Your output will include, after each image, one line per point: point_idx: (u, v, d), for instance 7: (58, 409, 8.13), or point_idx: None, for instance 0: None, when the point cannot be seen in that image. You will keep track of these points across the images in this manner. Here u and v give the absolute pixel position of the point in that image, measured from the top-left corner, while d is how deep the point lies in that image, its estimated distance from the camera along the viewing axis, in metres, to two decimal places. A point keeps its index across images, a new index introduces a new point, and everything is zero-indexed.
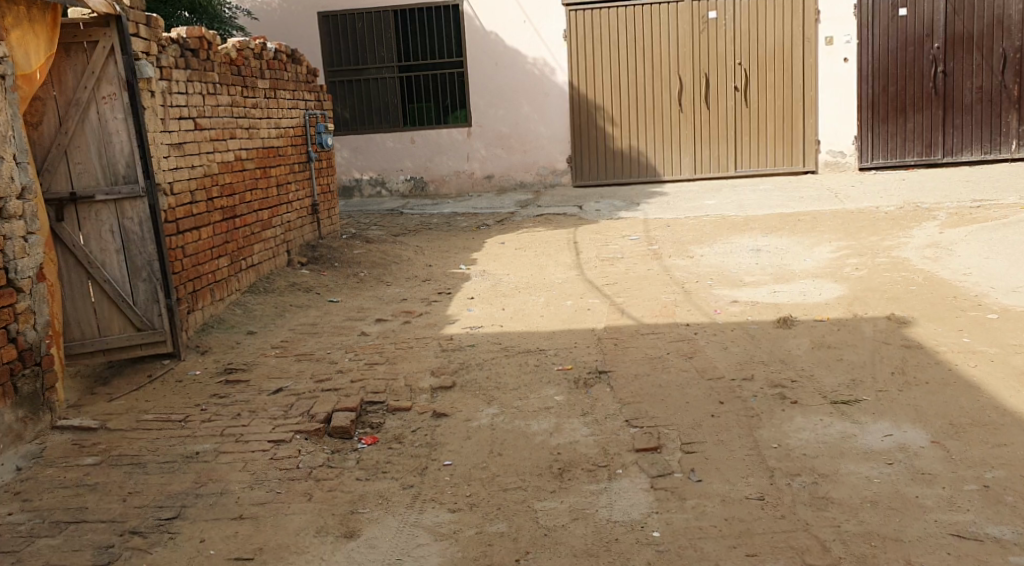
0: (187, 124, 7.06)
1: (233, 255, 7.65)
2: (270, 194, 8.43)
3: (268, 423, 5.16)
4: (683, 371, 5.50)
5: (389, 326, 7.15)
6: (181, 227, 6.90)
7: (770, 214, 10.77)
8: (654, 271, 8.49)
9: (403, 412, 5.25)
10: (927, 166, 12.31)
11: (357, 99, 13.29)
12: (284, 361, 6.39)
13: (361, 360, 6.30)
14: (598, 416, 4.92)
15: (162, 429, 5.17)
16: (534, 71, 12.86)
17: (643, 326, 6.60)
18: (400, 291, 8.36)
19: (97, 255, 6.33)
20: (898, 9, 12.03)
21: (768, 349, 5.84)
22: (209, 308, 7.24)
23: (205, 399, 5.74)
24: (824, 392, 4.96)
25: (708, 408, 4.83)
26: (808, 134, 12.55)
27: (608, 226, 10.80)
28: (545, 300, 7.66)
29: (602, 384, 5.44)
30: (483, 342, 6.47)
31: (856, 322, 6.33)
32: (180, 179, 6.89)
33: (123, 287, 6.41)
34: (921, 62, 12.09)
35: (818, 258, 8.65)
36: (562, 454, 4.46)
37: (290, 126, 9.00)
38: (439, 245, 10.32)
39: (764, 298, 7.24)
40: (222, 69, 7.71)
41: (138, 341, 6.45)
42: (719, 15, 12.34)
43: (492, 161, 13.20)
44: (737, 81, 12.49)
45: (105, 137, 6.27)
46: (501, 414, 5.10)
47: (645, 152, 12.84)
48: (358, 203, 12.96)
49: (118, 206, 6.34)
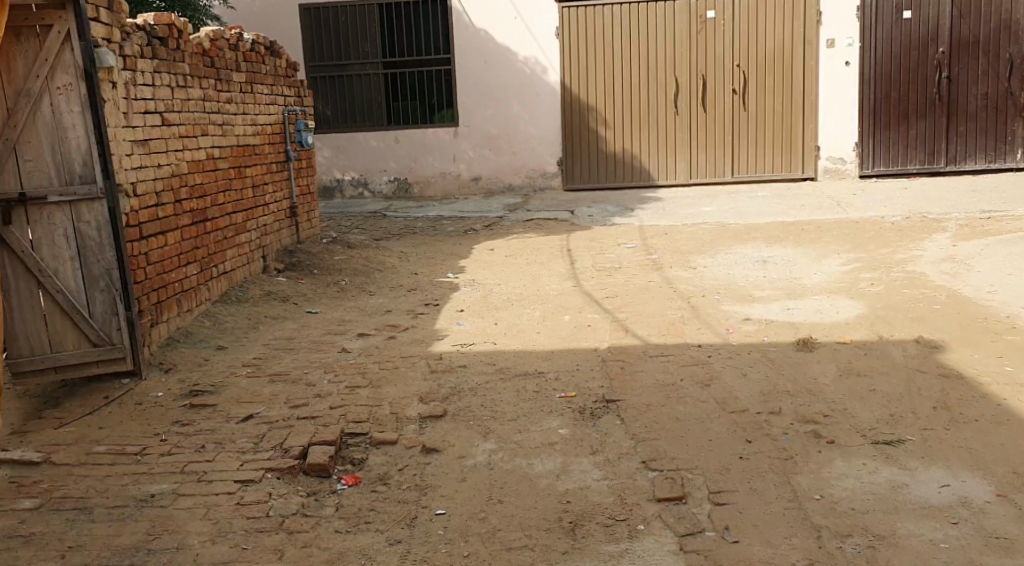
0: (153, 118, 6.43)
1: (202, 262, 7.03)
2: (245, 196, 7.81)
3: (236, 459, 4.56)
4: (701, 403, 4.93)
5: (373, 342, 6.55)
6: (145, 232, 6.27)
7: (773, 223, 10.24)
8: (655, 284, 7.93)
9: (389, 446, 4.65)
10: (930, 174, 11.83)
11: (339, 96, 12.68)
12: (257, 382, 5.78)
13: (342, 381, 5.69)
14: (609, 455, 4.35)
15: (114, 465, 4.56)
16: (524, 70, 12.29)
17: (650, 347, 6.03)
18: (384, 302, 7.76)
19: (48, 263, 5.72)
20: (903, 12, 11.54)
21: (792, 377, 5.29)
22: (175, 320, 6.62)
23: (165, 427, 5.13)
24: (864, 430, 4.41)
25: (734, 448, 4.28)
26: (808, 139, 12.03)
27: (602, 233, 10.23)
28: (541, 314, 7.07)
29: (612, 417, 4.86)
30: (476, 363, 5.88)
31: (883, 346, 5.78)
32: (144, 179, 6.26)
33: (78, 298, 5.80)
34: (926, 66, 11.60)
35: (829, 272, 8.11)
36: (572, 504, 3.91)
37: (267, 123, 8.37)
38: (424, 251, 9.72)
39: (778, 316, 6.68)
40: (194, 61, 7.08)
41: (94, 358, 5.84)
42: (717, 14, 11.81)
43: (479, 163, 12.61)
44: (735, 83, 11.96)
45: (59, 132, 5.63)
46: (498, 451, 4.52)
47: (638, 155, 12.29)
48: (339, 205, 12.36)
49: (73, 208, 5.72)
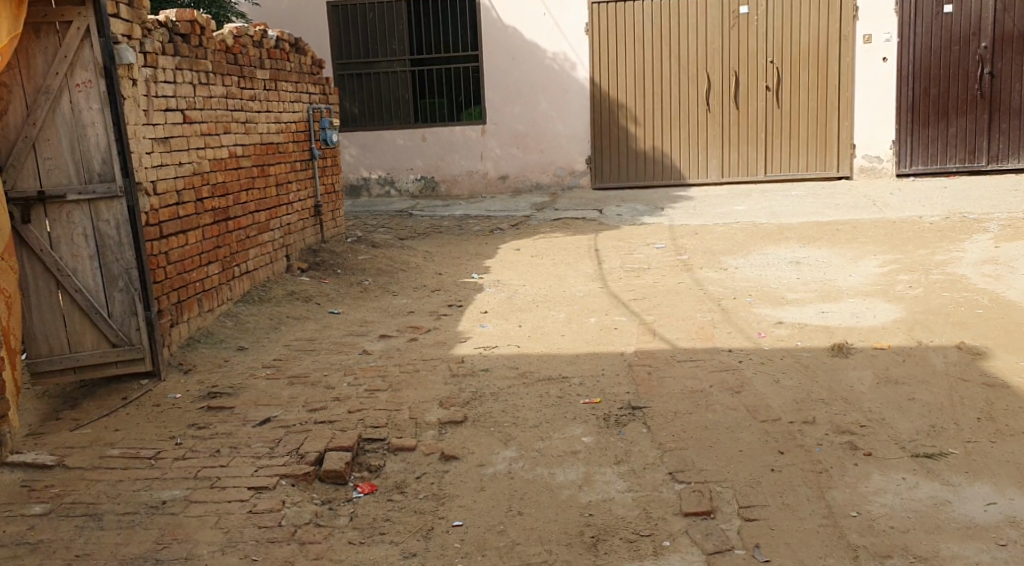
0: (175, 116, 6.33)
1: (224, 261, 6.93)
2: (268, 194, 7.71)
3: (250, 464, 4.44)
4: (731, 411, 4.75)
5: (395, 344, 6.43)
6: (165, 231, 6.17)
7: (806, 223, 9.99)
8: (685, 285, 7.73)
9: (407, 452, 4.52)
10: (970, 173, 11.51)
11: (367, 94, 12.58)
12: (275, 384, 5.67)
13: (361, 385, 5.56)
14: (635, 466, 4.19)
15: (127, 469, 4.45)
16: (553, 68, 12.13)
17: (678, 351, 5.85)
18: (407, 302, 7.63)
19: (67, 262, 5.63)
20: (943, 6, 11.23)
21: (826, 385, 5.09)
22: (196, 320, 6.52)
23: (181, 430, 5.02)
24: (902, 442, 4.22)
25: (765, 461, 4.10)
26: (843, 137, 11.75)
27: (631, 232, 10.04)
28: (566, 316, 6.91)
29: (637, 424, 4.69)
30: (499, 367, 5.73)
31: (922, 352, 5.57)
32: (164, 177, 6.16)
33: (97, 298, 5.71)
34: (967, 62, 11.29)
35: (865, 274, 7.88)
36: (595, 518, 3.76)
37: (291, 121, 8.27)
38: (450, 251, 9.59)
39: (812, 320, 6.47)
40: (217, 58, 6.98)
41: (113, 358, 5.75)
42: (750, 10, 11.58)
43: (507, 161, 12.46)
44: (768, 80, 11.72)
45: (78, 130, 5.54)
46: (520, 459, 4.37)
47: (669, 153, 12.08)
48: (366, 204, 12.26)
49: (92, 207, 5.63)
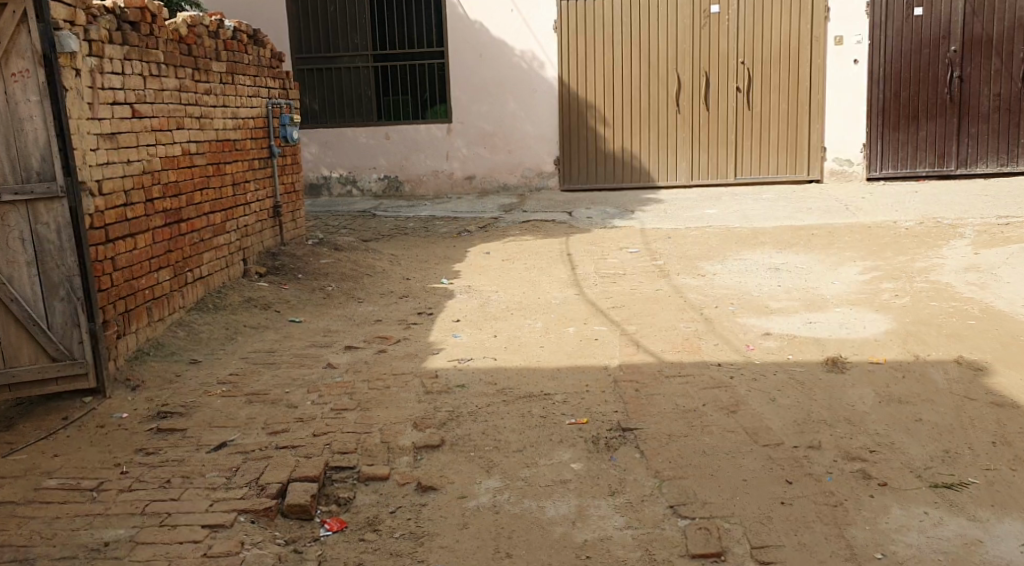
0: (123, 110, 5.83)
1: (176, 266, 6.44)
2: (224, 195, 7.24)
3: (204, 497, 4.05)
4: (729, 434, 4.41)
5: (361, 356, 6.00)
6: (112, 235, 5.66)
7: (780, 227, 9.67)
8: (664, 292, 7.38)
9: (380, 482, 4.16)
10: (940, 178, 11.33)
11: (328, 90, 12.11)
12: (232, 403, 5.21)
13: (327, 403, 5.14)
14: (631, 498, 3.89)
15: (65, 504, 4.03)
16: (521, 65, 11.75)
17: (665, 365, 5.48)
18: (373, 310, 7.20)
19: (2, 269, 5.14)
20: (913, 8, 11.05)
21: (827, 404, 4.77)
22: (145, 331, 6.03)
23: (128, 455, 4.58)
24: (917, 469, 4.01)
25: (773, 491, 3.86)
26: (814, 140, 11.52)
27: (602, 236, 9.69)
28: (542, 326, 6.52)
29: (631, 449, 4.34)
30: (475, 384, 5.32)
31: (920, 366, 5.24)
32: (111, 177, 5.66)
33: (34, 307, 5.23)
34: (937, 66, 11.12)
35: (848, 282, 7.45)
36: (593, 561, 3.50)
37: (248, 117, 7.79)
38: (416, 254, 9.18)
39: (800, 330, 6.10)
40: (170, 47, 6.50)
41: (52, 374, 5.27)
42: (722, 9, 11.30)
43: (473, 161, 12.06)
44: (739, 81, 11.43)
45: (14, 124, 5.05)
46: (504, 490, 4.02)
47: (637, 155, 11.77)
48: (327, 204, 11.79)
49: (31, 208, 5.15)
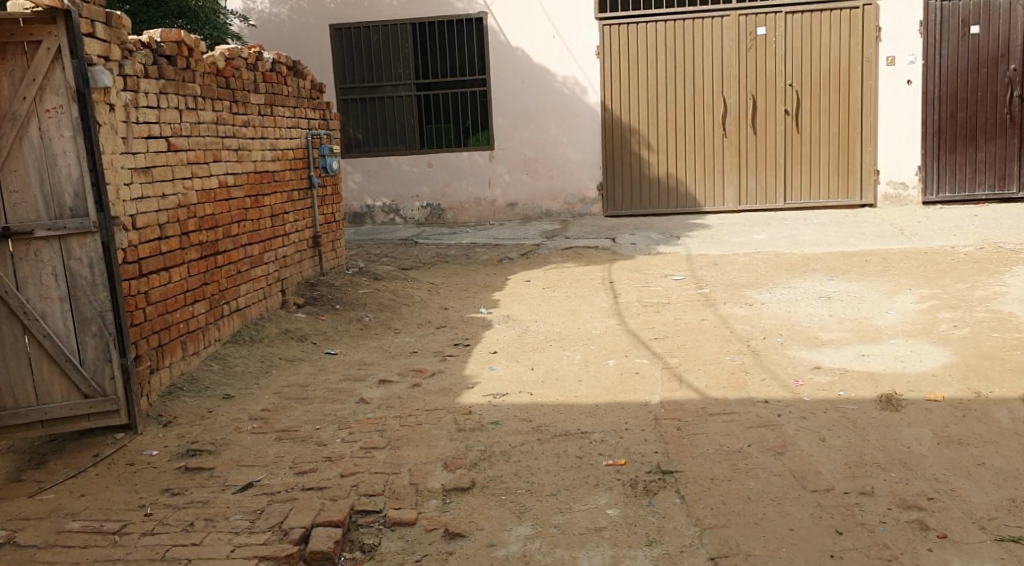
0: (158, 144, 5.72)
1: (212, 299, 6.32)
2: (262, 226, 7.12)
3: (226, 542, 4.00)
4: (776, 477, 4.27)
5: (395, 390, 5.85)
6: (146, 269, 5.54)
7: (831, 253, 9.38)
8: (710, 322, 7.14)
9: (406, 527, 4.09)
10: (1000, 201, 10.97)
11: (370, 119, 12.08)
12: (262, 441, 5.07)
13: (357, 441, 4.99)
14: (670, 548, 3.85)
15: (87, 548, 4.02)
16: (563, 91, 11.62)
17: (709, 402, 5.24)
18: (410, 341, 7.07)
19: (35, 304, 5.02)
20: (971, 27, 10.73)
21: (880, 445, 4.53)
22: (178, 365, 5.89)
23: (154, 496, 4.48)
24: (980, 520, 3.90)
25: (822, 543, 3.81)
26: (866, 162, 11.18)
27: (647, 263, 9.47)
28: (581, 358, 6.34)
29: (670, 493, 4.23)
30: (510, 420, 5.14)
31: (982, 405, 4.93)
32: (145, 211, 5.54)
33: (67, 342, 5.10)
34: (997, 84, 10.76)
35: (903, 310, 7.12)
36: None
37: (288, 148, 7.69)
38: (456, 283, 9.05)
39: (853, 363, 5.83)
40: (207, 80, 6.39)
41: (84, 410, 5.12)
42: (768, 31, 11.05)
43: (515, 188, 11.94)
44: (788, 104, 11.16)
45: (49, 161, 4.95)
46: (536, 538, 3.97)
47: (685, 180, 11.49)
48: (370, 231, 11.72)
49: (64, 244, 5.02)
